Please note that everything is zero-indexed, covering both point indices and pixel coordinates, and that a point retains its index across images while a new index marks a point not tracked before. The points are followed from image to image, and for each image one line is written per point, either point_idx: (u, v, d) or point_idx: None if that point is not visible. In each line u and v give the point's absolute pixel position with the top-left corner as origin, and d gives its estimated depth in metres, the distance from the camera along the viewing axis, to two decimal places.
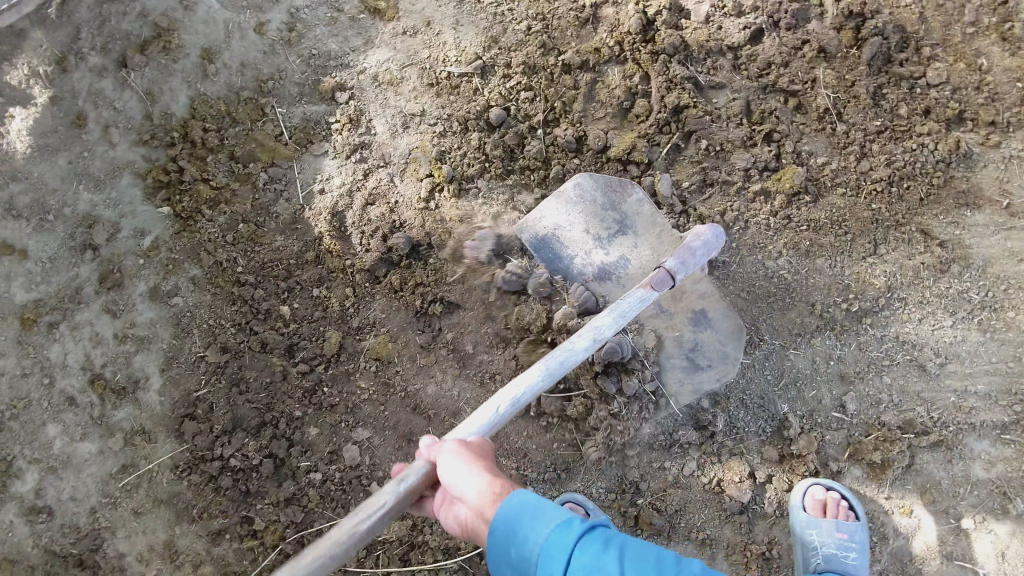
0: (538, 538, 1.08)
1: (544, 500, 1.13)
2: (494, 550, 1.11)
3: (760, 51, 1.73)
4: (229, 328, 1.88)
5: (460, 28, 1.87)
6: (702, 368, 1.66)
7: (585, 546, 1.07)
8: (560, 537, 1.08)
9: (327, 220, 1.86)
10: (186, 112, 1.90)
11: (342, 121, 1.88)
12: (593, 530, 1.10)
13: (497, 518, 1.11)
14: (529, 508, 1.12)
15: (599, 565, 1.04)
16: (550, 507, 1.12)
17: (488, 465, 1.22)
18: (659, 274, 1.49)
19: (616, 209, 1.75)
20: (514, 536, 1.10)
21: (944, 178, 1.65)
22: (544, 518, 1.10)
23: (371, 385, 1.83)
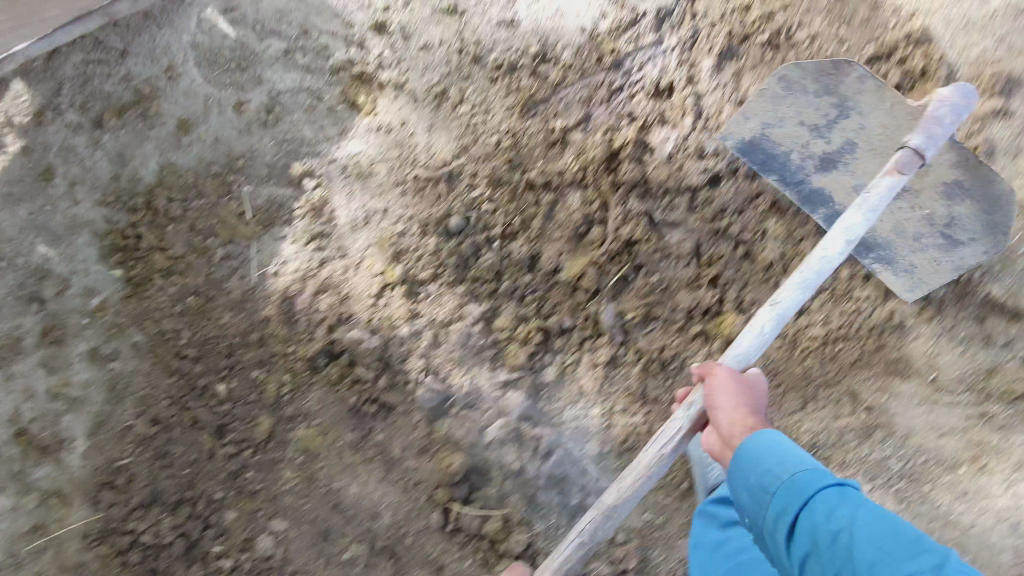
0: (778, 468, 1.07)
1: (806, 453, 1.08)
2: (735, 466, 1.13)
3: (716, 196, 1.76)
4: (163, 400, 1.85)
5: (433, 131, 1.88)
6: (959, 243, 1.56)
7: (827, 493, 0.97)
8: (801, 479, 1.02)
9: (276, 303, 1.87)
10: (154, 178, 1.91)
11: (305, 208, 1.89)
12: (843, 489, 0.98)
13: (743, 444, 1.14)
14: (783, 449, 1.10)
15: (833, 514, 0.94)
16: (814, 465, 1.05)
17: (750, 401, 1.27)
18: (900, 158, 1.37)
19: (832, 92, 1.54)
20: (760, 463, 1.09)
21: (877, 344, 1.66)
22: (795, 461, 1.06)
23: (295, 477, 1.80)
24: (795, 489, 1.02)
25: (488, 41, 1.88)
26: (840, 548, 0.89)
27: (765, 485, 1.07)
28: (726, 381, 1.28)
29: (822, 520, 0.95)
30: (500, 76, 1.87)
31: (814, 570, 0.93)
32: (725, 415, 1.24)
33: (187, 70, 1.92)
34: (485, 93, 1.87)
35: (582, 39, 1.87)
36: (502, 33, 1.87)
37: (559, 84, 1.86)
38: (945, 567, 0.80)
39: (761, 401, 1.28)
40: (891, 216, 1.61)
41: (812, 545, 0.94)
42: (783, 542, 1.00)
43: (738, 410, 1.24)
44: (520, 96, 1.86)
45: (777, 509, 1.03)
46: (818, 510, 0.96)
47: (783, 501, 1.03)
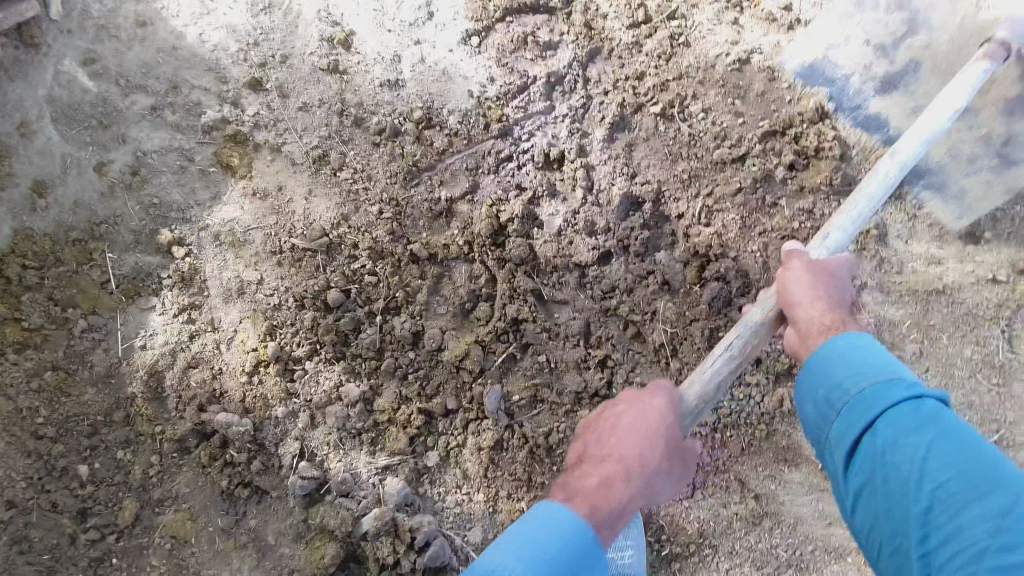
0: (849, 384, 1.09)
1: (881, 361, 1.11)
2: (811, 381, 1.16)
3: (607, 274, 1.71)
4: (18, 483, 1.68)
5: (312, 198, 1.79)
6: (1017, 162, 1.60)
7: (896, 412, 1.00)
8: (873, 395, 1.05)
9: (143, 380, 1.75)
10: (6, 245, 1.75)
11: (174, 278, 1.79)
12: (920, 403, 1.00)
13: (835, 346, 1.17)
14: (872, 361, 1.11)
15: (905, 434, 0.97)
16: (886, 369, 1.09)
17: (825, 283, 1.37)
18: (992, 45, 1.45)
19: (905, 5, 1.57)
20: (830, 379, 1.13)
21: (767, 431, 1.62)
22: (872, 373, 1.08)
23: (162, 563, 1.70)
24: (861, 408, 1.05)
25: (370, 104, 1.82)
26: (895, 479, 0.95)
27: (831, 402, 1.10)
28: (803, 273, 1.38)
29: (888, 445, 0.98)
30: (382, 141, 1.80)
31: (871, 499, 0.98)
32: (803, 308, 1.32)
33: (43, 126, 1.79)
34: (367, 159, 1.79)
35: (468, 104, 1.80)
36: (386, 95, 1.82)
37: (444, 151, 1.78)
38: (1008, 513, 0.85)
39: (838, 287, 1.38)
40: (957, 136, 1.63)
41: (870, 475, 0.98)
42: (845, 468, 1.04)
43: (818, 298, 1.33)
44: (404, 162, 1.78)
45: (840, 430, 1.06)
46: (884, 432, 0.99)
47: (847, 418, 1.06)
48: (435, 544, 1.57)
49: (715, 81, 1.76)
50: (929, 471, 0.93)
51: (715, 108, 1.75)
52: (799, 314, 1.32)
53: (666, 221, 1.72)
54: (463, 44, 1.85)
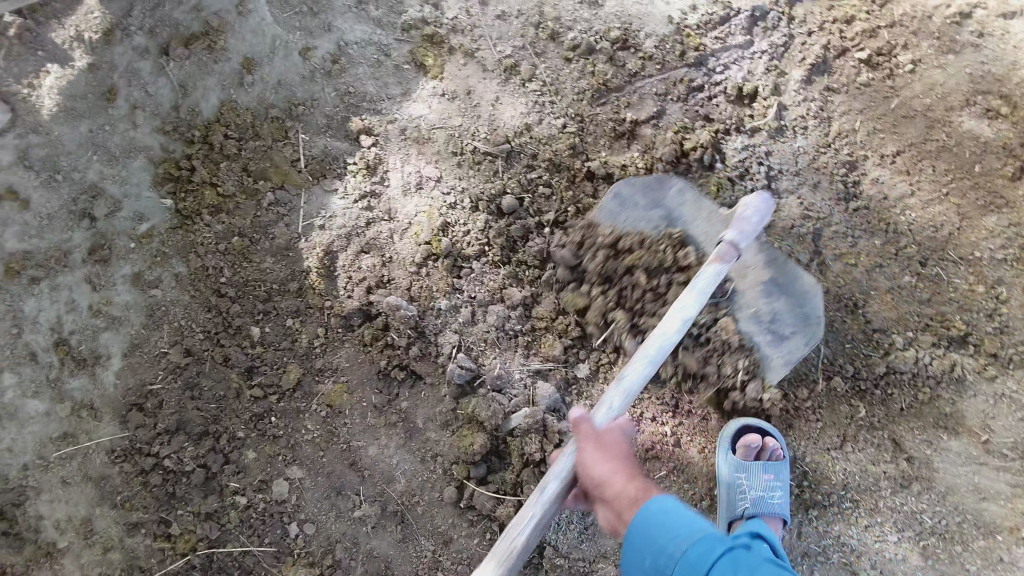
0: (670, 548, 1.07)
1: (691, 518, 1.11)
2: (632, 551, 1.12)
3: (783, 209, 1.67)
4: (198, 334, 1.87)
5: (499, 105, 1.85)
6: (785, 337, 1.59)
7: (724, 561, 1.00)
8: (694, 556, 1.03)
9: (319, 257, 1.86)
10: (213, 113, 1.93)
11: (359, 164, 1.88)
12: (734, 553, 1.00)
13: (637, 521, 1.14)
14: (679, 516, 1.11)
15: None
16: (693, 522, 1.09)
17: (618, 456, 1.29)
18: (716, 250, 1.48)
19: (660, 205, 1.70)
20: (653, 544, 1.10)
21: (930, 395, 1.59)
22: (685, 531, 1.08)
23: (315, 430, 1.82)
24: (687, 566, 1.03)
25: (568, 19, 1.88)
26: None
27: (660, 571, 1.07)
28: (595, 452, 1.28)
29: None
30: (575, 57, 1.85)
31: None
32: (614, 484, 1.23)
33: (258, 8, 1.95)
34: (558, 73, 1.84)
35: (666, 29, 1.83)
36: (585, 12, 1.88)
37: (635, 74, 1.81)
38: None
39: (632, 456, 1.31)
40: (739, 309, 1.61)
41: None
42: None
43: (620, 472, 1.25)
44: (594, 80, 1.82)
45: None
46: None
47: None
48: None
49: (929, 34, 1.74)
50: None
51: (924, 59, 1.72)
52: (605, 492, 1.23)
53: (856, 168, 1.68)
54: None
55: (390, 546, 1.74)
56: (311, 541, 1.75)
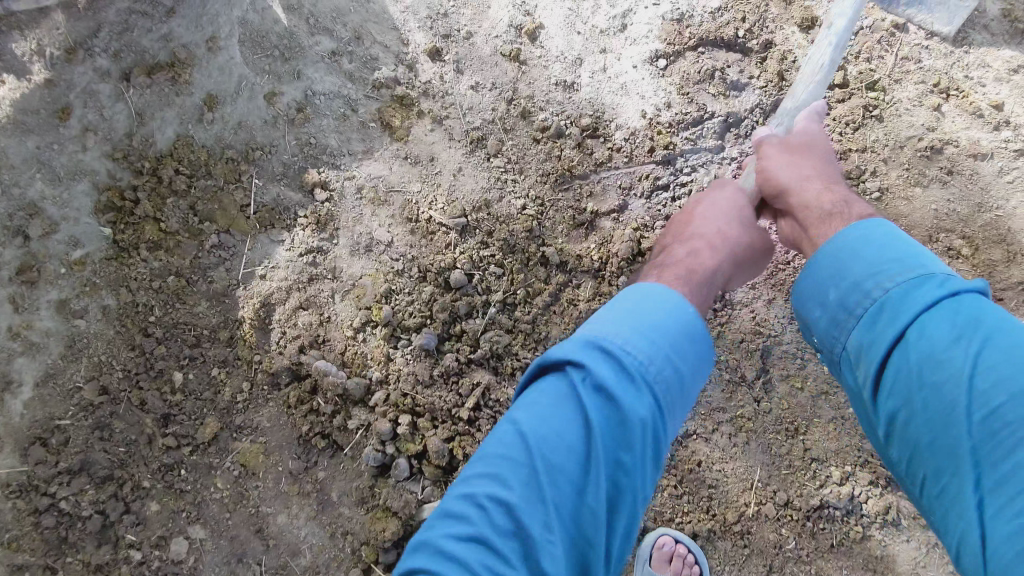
0: (870, 285, 1.02)
1: (910, 253, 1.03)
2: (810, 281, 1.14)
3: (734, 322, 1.63)
4: (117, 372, 1.80)
5: (460, 176, 1.80)
6: None
7: (930, 321, 0.93)
8: (906, 292, 0.98)
9: (254, 307, 1.79)
10: (167, 146, 1.86)
11: (309, 218, 1.81)
12: (954, 301, 0.94)
13: (846, 241, 1.11)
14: (882, 251, 1.05)
15: (938, 351, 0.91)
16: (904, 257, 1.03)
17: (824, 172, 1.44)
18: None
19: None
20: (846, 277, 1.07)
21: (862, 534, 1.52)
22: (898, 268, 1.01)
23: (226, 489, 1.74)
24: (875, 315, 1.00)
25: (540, 99, 1.82)
26: (936, 409, 0.88)
27: (852, 307, 1.04)
28: (782, 154, 1.48)
29: (919, 360, 0.92)
30: (543, 139, 1.80)
31: (904, 424, 0.92)
32: (806, 193, 1.38)
33: (229, 46, 1.88)
34: (523, 152, 1.80)
35: (640, 124, 1.78)
36: (558, 95, 1.82)
37: (601, 164, 1.77)
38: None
39: (828, 162, 1.46)
40: None
41: (907, 402, 0.91)
42: (871, 397, 0.97)
43: (811, 181, 1.40)
44: (559, 164, 1.77)
45: (866, 339, 1.00)
46: (920, 343, 0.92)
47: (872, 328, 1.00)
48: None
49: (899, 163, 1.68)
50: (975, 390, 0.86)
51: (892, 189, 1.66)
52: (795, 201, 1.39)
53: None
54: (651, 63, 1.83)
55: None
56: None
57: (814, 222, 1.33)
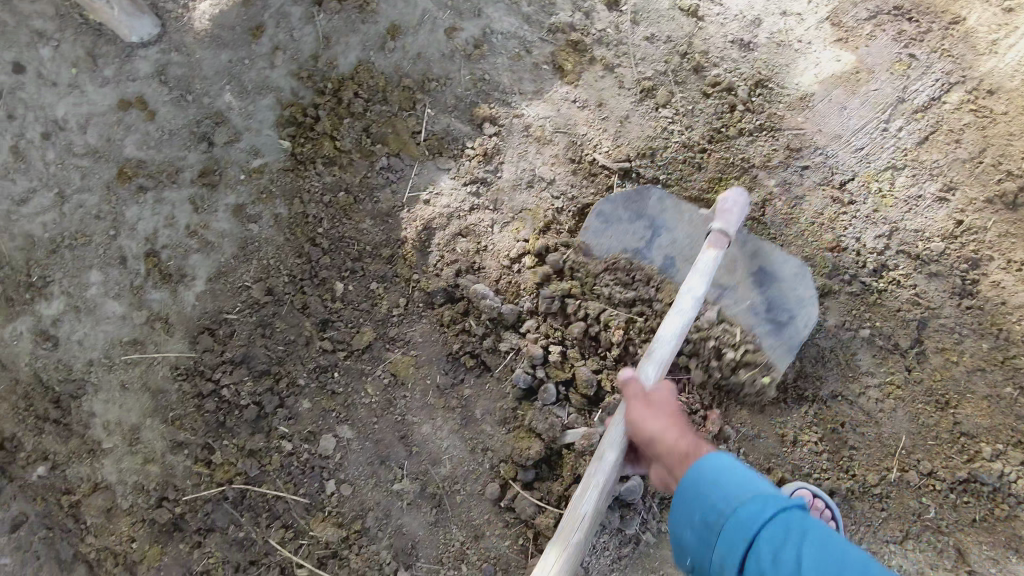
0: (721, 507, 1.11)
1: (748, 474, 1.15)
2: (680, 504, 1.19)
3: (894, 293, 1.66)
4: (283, 276, 1.94)
5: (626, 124, 1.87)
6: (784, 323, 1.65)
7: (767, 529, 1.03)
8: (745, 512, 1.07)
9: (416, 230, 1.90)
10: (348, 70, 2.00)
11: (477, 150, 1.92)
12: (786, 513, 1.04)
13: (699, 466, 1.19)
14: (727, 472, 1.15)
15: (778, 557, 0.98)
16: (743, 480, 1.12)
17: (676, 415, 1.40)
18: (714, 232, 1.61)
19: (641, 216, 1.80)
20: (704, 500, 1.14)
21: (1007, 513, 1.52)
22: (739, 489, 1.11)
23: (375, 395, 1.85)
24: (732, 527, 1.07)
25: (715, 55, 1.87)
26: None
27: (711, 526, 1.11)
28: (642, 408, 1.40)
29: (767, 563, 0.99)
30: (715, 93, 1.84)
31: None
32: (663, 438, 1.33)
33: None
34: (693, 105, 1.85)
35: (812, 85, 1.82)
36: (733, 52, 1.87)
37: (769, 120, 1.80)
38: None
39: (678, 413, 1.41)
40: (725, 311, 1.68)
41: None
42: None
43: (670, 429, 1.35)
44: (730, 117, 1.82)
45: (723, 555, 1.07)
46: (765, 552, 1.00)
47: (729, 541, 1.07)
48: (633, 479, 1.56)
49: None
50: None
51: None
52: (660, 448, 1.33)
53: (976, 267, 1.65)
54: (826, 24, 1.88)
55: (420, 526, 1.76)
56: (344, 502, 1.80)
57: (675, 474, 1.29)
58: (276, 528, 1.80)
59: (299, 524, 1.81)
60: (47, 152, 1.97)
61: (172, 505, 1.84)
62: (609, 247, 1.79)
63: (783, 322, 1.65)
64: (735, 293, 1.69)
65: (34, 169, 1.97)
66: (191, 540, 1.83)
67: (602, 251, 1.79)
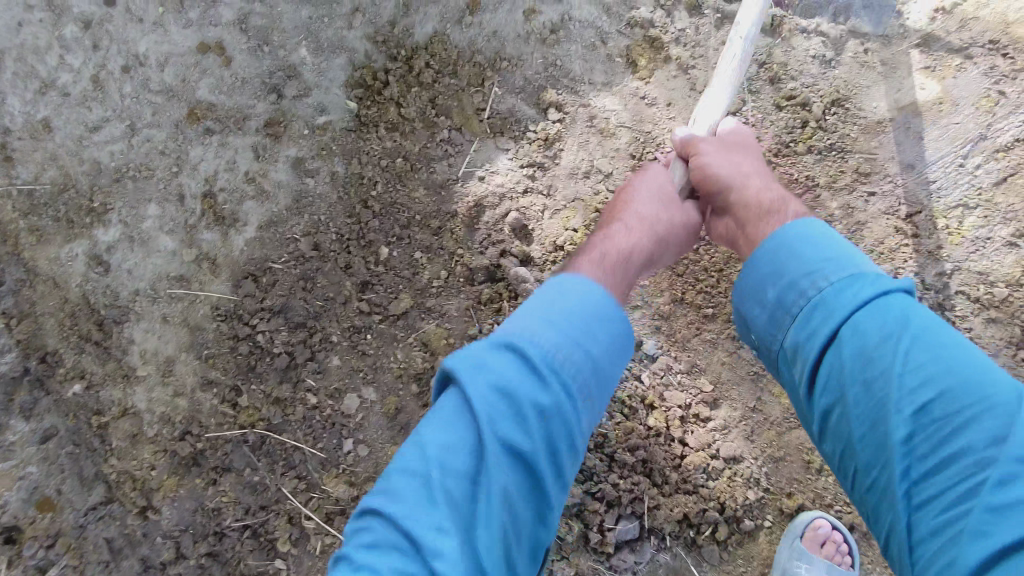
0: (806, 283, 1.08)
1: (842, 252, 1.10)
2: (753, 282, 1.19)
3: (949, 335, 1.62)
4: (332, 233, 1.96)
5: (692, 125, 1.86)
6: None
7: (857, 323, 0.99)
8: (837, 293, 1.04)
9: (468, 205, 1.92)
10: (423, 40, 2.01)
11: (539, 134, 1.94)
12: (884, 303, 1.00)
13: (786, 238, 1.16)
14: (818, 247, 1.12)
15: (874, 340, 0.97)
16: (834, 258, 1.09)
17: (747, 148, 1.51)
18: None
19: None
20: (782, 277, 1.13)
21: None
22: (822, 267, 1.08)
23: (403, 360, 1.87)
24: (822, 309, 1.04)
25: (794, 68, 1.82)
26: (873, 390, 0.95)
27: (787, 305, 1.10)
28: (716, 151, 1.48)
29: (854, 355, 0.98)
30: (788, 106, 1.80)
31: (836, 418, 0.99)
32: (734, 178, 1.42)
33: None
34: (764, 115, 1.81)
35: (890, 110, 1.76)
36: (814, 67, 1.81)
37: (842, 145, 1.75)
38: (1003, 441, 0.84)
39: (749, 150, 1.51)
40: None
41: (836, 395, 0.98)
42: (806, 385, 1.04)
43: (740, 175, 1.43)
44: (801, 135, 1.78)
45: (800, 336, 1.07)
46: (851, 345, 0.98)
47: (811, 323, 1.05)
48: (628, 519, 1.62)
49: None
50: (883, 372, 0.94)
51: None
52: (731, 201, 1.41)
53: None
54: (914, 50, 1.79)
55: None
56: (360, 462, 1.84)
57: (748, 219, 1.37)
58: (291, 478, 1.86)
59: (314, 477, 1.85)
60: (124, 85, 1.95)
61: (194, 440, 1.90)
62: None
63: None
64: None
65: (110, 100, 1.95)
66: (207, 477, 1.88)
67: None
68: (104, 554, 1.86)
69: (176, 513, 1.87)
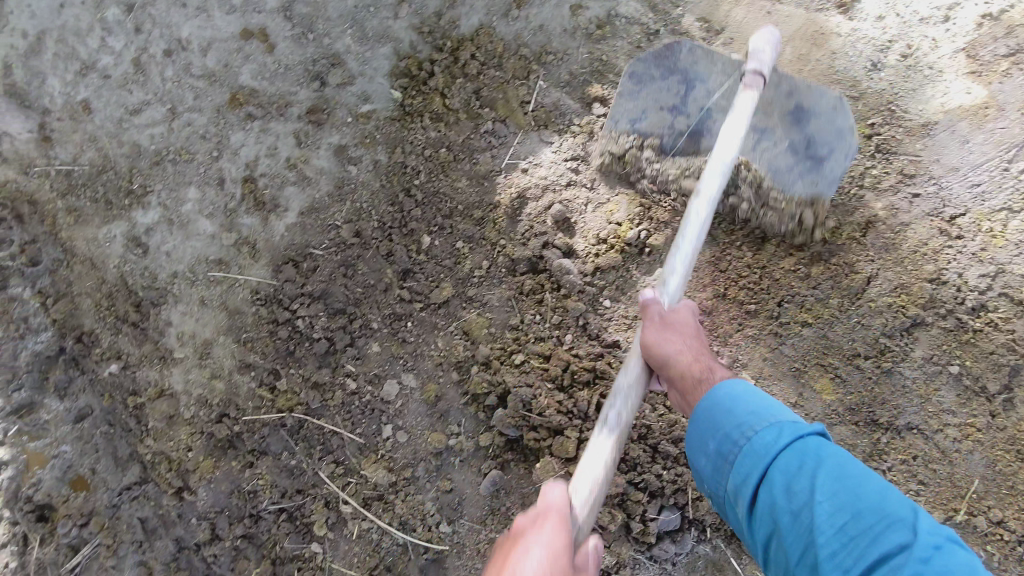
0: (735, 434, 1.19)
1: (767, 403, 1.21)
2: (694, 429, 1.28)
3: (990, 335, 1.63)
4: (374, 221, 1.98)
5: None
6: (821, 158, 1.75)
7: (778, 467, 1.11)
8: (762, 439, 1.15)
9: (510, 197, 1.93)
10: (469, 31, 2.05)
11: (583, 128, 1.96)
12: (802, 444, 1.12)
13: (715, 394, 1.26)
14: (746, 398, 1.23)
15: (796, 476, 1.09)
16: (759, 409, 1.20)
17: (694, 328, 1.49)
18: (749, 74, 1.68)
19: (675, 70, 1.82)
20: (717, 429, 1.22)
21: None
22: (751, 418, 1.19)
23: (443, 349, 1.89)
24: (752, 457, 1.15)
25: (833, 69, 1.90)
26: (799, 523, 1.05)
27: (724, 453, 1.20)
28: (660, 333, 1.45)
29: (780, 496, 1.08)
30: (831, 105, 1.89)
31: (778, 550, 1.08)
32: (680, 362, 1.40)
33: None
34: None
35: (936, 113, 1.80)
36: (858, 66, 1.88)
37: (885, 147, 1.81)
38: (909, 547, 0.95)
39: (697, 332, 1.48)
40: None
41: (771, 530, 1.08)
42: (748, 526, 1.14)
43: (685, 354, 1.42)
44: None
45: (737, 481, 1.16)
46: (778, 482, 1.10)
47: (743, 469, 1.16)
48: (668, 510, 1.64)
49: None
50: (807, 509, 1.05)
51: None
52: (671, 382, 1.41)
53: None
54: (961, 55, 1.83)
55: (467, 484, 1.80)
56: (398, 448, 1.84)
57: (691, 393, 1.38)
58: (328, 463, 1.86)
59: (350, 463, 1.86)
60: (166, 68, 1.98)
61: (231, 423, 1.90)
62: (643, 109, 1.85)
63: (820, 159, 1.75)
64: (775, 132, 1.79)
65: (150, 83, 1.98)
66: (243, 460, 1.89)
67: (639, 117, 1.86)
68: (138, 534, 1.90)
69: (212, 494, 1.87)
